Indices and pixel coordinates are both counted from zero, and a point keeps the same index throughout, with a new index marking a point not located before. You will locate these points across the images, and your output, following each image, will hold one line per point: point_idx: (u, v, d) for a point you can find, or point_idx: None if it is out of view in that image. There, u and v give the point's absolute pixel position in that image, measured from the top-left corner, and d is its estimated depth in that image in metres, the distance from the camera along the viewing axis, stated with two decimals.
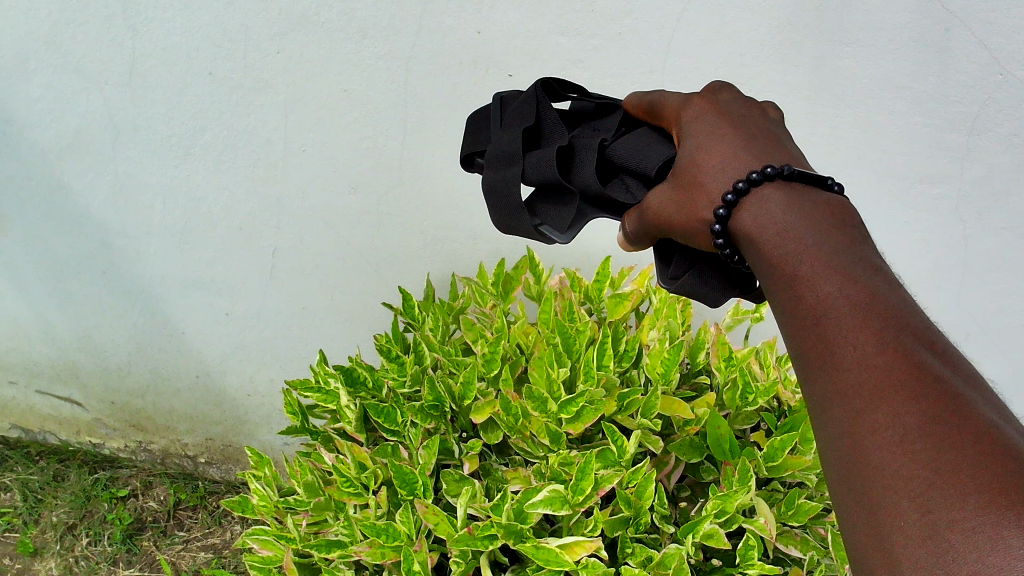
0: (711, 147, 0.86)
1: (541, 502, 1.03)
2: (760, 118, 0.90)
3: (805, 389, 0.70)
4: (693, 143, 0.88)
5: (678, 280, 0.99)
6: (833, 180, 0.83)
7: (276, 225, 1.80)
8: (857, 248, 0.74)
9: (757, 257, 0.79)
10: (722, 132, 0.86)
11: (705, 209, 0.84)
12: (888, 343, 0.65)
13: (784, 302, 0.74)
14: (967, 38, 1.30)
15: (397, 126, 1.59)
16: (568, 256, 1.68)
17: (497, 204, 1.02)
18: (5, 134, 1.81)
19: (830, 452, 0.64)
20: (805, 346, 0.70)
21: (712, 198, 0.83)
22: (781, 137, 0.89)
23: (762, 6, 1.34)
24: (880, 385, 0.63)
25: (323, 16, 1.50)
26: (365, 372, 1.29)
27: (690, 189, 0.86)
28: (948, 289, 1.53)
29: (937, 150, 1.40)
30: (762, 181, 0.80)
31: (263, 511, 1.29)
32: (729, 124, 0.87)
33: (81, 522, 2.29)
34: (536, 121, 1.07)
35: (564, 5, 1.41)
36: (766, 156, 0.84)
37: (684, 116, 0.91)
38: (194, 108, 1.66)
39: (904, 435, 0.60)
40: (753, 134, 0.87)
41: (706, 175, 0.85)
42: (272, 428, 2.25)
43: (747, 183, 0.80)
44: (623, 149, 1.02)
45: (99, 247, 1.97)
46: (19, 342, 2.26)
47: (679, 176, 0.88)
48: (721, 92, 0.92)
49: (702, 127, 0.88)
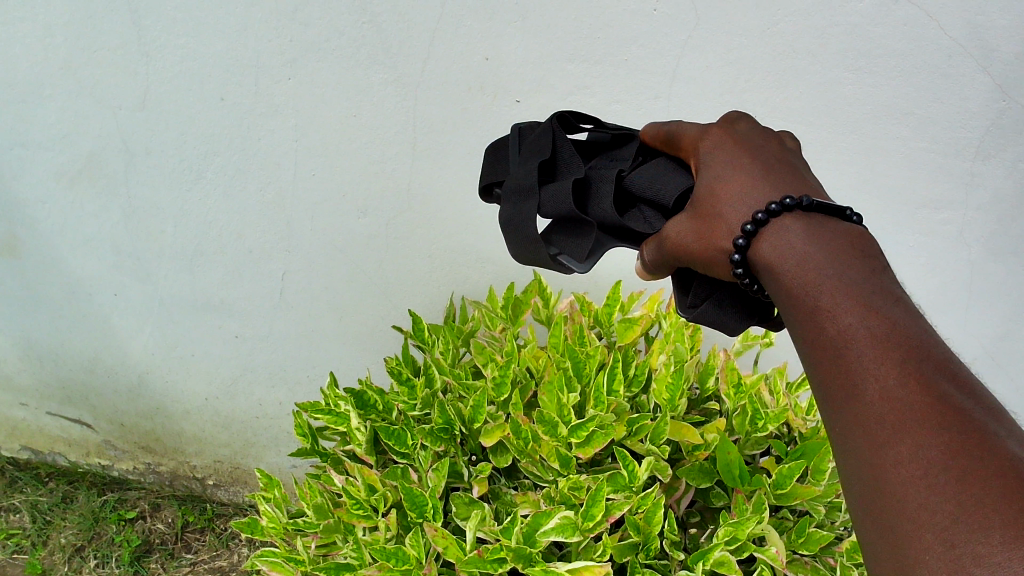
0: (730, 177, 0.86)
1: (552, 529, 1.04)
2: (776, 148, 0.91)
3: (828, 420, 0.70)
4: (711, 174, 0.88)
5: (696, 308, 1.00)
6: (851, 211, 0.83)
7: (285, 248, 1.82)
8: (877, 278, 0.75)
9: (776, 287, 0.79)
10: (740, 163, 0.87)
11: (724, 238, 0.85)
12: (910, 375, 0.66)
13: (804, 332, 0.74)
14: (970, 65, 1.31)
15: (406, 151, 1.61)
16: (575, 280, 1.69)
17: (515, 236, 1.03)
18: (20, 158, 1.83)
19: (855, 485, 0.65)
20: (827, 377, 0.70)
21: (732, 228, 0.84)
22: (800, 169, 0.90)
23: (767, 34, 1.36)
24: (903, 418, 0.64)
25: (333, 42, 1.52)
26: (376, 395, 1.30)
27: (708, 218, 0.87)
28: (954, 314, 1.54)
29: (941, 175, 1.41)
30: (780, 213, 0.81)
31: (272, 533, 1.29)
32: (747, 155, 0.88)
33: (89, 544, 2.29)
34: (552, 153, 1.08)
35: (572, 32, 1.43)
36: (784, 187, 0.84)
37: (703, 147, 0.92)
38: (206, 133, 1.68)
39: (927, 470, 0.60)
40: (771, 165, 0.87)
41: (725, 206, 0.85)
42: (280, 451, 2.25)
43: (766, 214, 0.81)
44: (639, 179, 1.03)
45: (110, 269, 1.99)
46: (29, 364, 2.27)
47: (697, 205, 0.89)
48: (738, 122, 0.94)
49: (721, 158, 0.89)
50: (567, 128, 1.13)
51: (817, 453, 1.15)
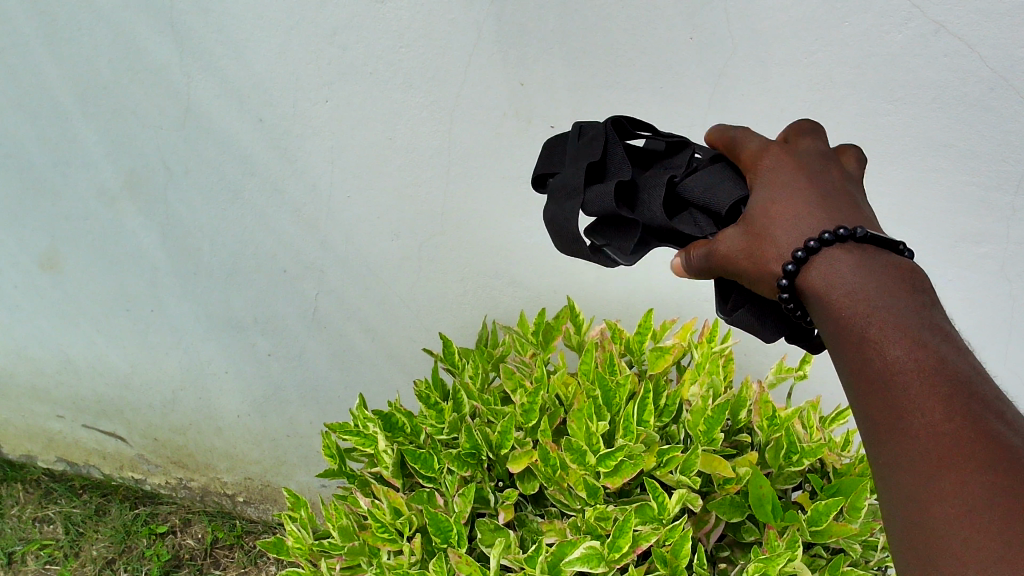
0: (785, 200, 0.85)
1: (576, 559, 1.02)
2: (836, 175, 0.90)
3: (871, 451, 0.69)
4: (768, 192, 0.87)
5: (735, 315, 0.98)
6: (905, 245, 0.81)
7: (319, 267, 1.82)
8: (928, 311, 0.73)
9: (824, 316, 0.78)
10: (797, 186, 0.86)
11: (773, 261, 0.83)
12: (958, 410, 0.64)
13: (851, 361, 0.72)
14: (1012, 98, 1.28)
15: (440, 174, 1.62)
16: (608, 305, 1.67)
17: (559, 234, 1.04)
18: (64, 174, 1.87)
19: (897, 520, 0.64)
20: (871, 407, 0.69)
21: (782, 252, 0.83)
22: (856, 198, 0.88)
23: (805, 61, 1.35)
24: (948, 452, 0.62)
25: (371, 66, 1.53)
26: (404, 418, 1.27)
27: (758, 238, 0.85)
28: (996, 351, 1.50)
29: (982, 209, 1.38)
30: (832, 242, 0.79)
31: (297, 554, 1.28)
32: (805, 180, 0.86)
33: (120, 557, 2.34)
34: (604, 155, 1.06)
35: (607, 59, 1.42)
36: (838, 216, 0.83)
37: (764, 164, 0.91)
38: (245, 153, 1.70)
39: (971, 507, 0.59)
40: (827, 192, 0.86)
41: (777, 228, 0.84)
42: (310, 470, 2.25)
43: (818, 243, 0.79)
44: (692, 185, 1.01)
45: (146, 285, 2.01)
46: (66, 377, 2.30)
47: (749, 223, 0.87)
48: (801, 143, 0.92)
49: (778, 180, 0.88)
50: (624, 132, 1.11)
51: (854, 490, 1.12)
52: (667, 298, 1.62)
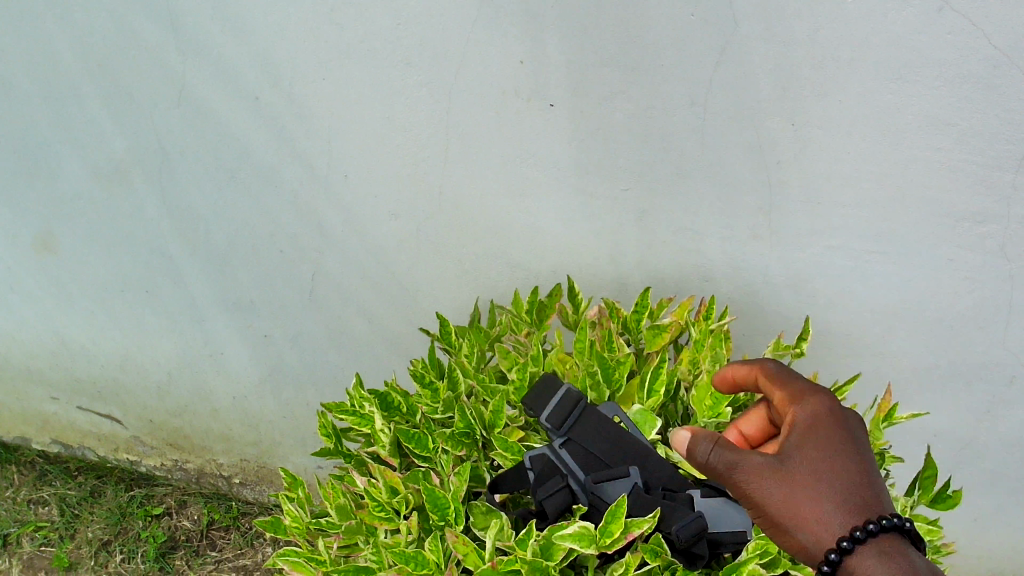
0: (823, 489, 0.92)
1: (569, 536, 1.01)
2: (861, 436, 0.98)
3: None
4: (805, 457, 0.95)
5: None
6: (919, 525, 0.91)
7: (317, 248, 1.82)
8: None
9: None
10: (832, 470, 0.94)
11: (810, 525, 0.91)
12: None
13: None
14: (1014, 76, 1.28)
15: (439, 154, 1.60)
16: (606, 285, 1.67)
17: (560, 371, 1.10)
18: (59, 153, 1.86)
19: None
20: None
21: (820, 527, 0.91)
22: (875, 464, 0.97)
23: (810, 40, 1.32)
24: None
25: (369, 44, 1.50)
26: (400, 397, 1.28)
27: (794, 482, 0.93)
28: (992, 326, 1.52)
29: (981, 188, 1.39)
30: (865, 539, 0.88)
31: (295, 532, 1.27)
32: (839, 457, 0.95)
33: (116, 538, 2.33)
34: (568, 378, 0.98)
35: (608, 39, 1.39)
36: (868, 504, 0.92)
37: (797, 441, 0.98)
38: (242, 132, 1.69)
39: None
40: (857, 472, 0.94)
41: (816, 507, 0.92)
42: (306, 451, 2.25)
43: (863, 534, 0.88)
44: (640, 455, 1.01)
45: (142, 266, 2.00)
46: (61, 358, 2.30)
47: (786, 469, 0.94)
48: (834, 415, 0.99)
49: (812, 447, 0.96)
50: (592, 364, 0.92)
51: None
52: (665, 277, 1.62)
